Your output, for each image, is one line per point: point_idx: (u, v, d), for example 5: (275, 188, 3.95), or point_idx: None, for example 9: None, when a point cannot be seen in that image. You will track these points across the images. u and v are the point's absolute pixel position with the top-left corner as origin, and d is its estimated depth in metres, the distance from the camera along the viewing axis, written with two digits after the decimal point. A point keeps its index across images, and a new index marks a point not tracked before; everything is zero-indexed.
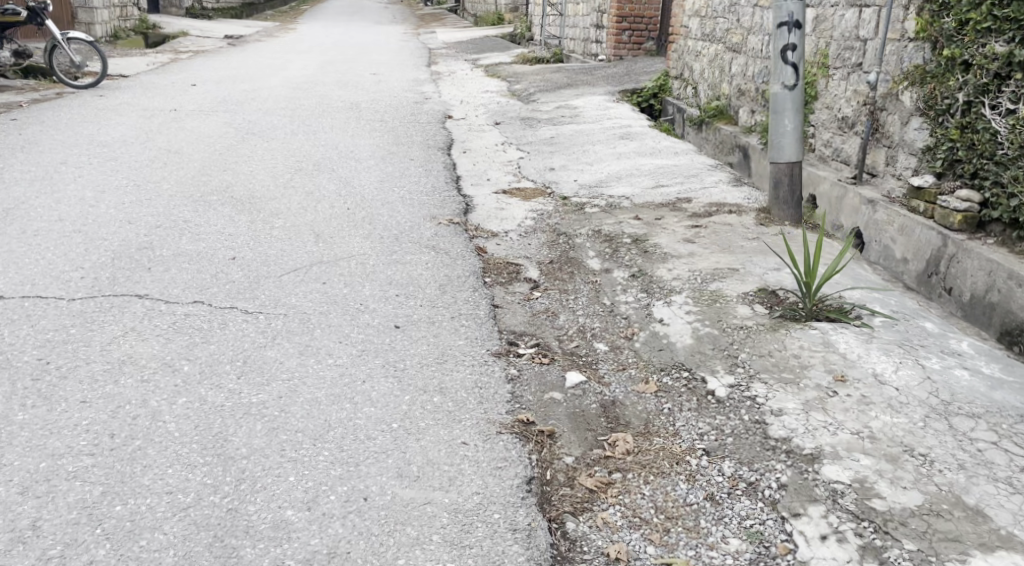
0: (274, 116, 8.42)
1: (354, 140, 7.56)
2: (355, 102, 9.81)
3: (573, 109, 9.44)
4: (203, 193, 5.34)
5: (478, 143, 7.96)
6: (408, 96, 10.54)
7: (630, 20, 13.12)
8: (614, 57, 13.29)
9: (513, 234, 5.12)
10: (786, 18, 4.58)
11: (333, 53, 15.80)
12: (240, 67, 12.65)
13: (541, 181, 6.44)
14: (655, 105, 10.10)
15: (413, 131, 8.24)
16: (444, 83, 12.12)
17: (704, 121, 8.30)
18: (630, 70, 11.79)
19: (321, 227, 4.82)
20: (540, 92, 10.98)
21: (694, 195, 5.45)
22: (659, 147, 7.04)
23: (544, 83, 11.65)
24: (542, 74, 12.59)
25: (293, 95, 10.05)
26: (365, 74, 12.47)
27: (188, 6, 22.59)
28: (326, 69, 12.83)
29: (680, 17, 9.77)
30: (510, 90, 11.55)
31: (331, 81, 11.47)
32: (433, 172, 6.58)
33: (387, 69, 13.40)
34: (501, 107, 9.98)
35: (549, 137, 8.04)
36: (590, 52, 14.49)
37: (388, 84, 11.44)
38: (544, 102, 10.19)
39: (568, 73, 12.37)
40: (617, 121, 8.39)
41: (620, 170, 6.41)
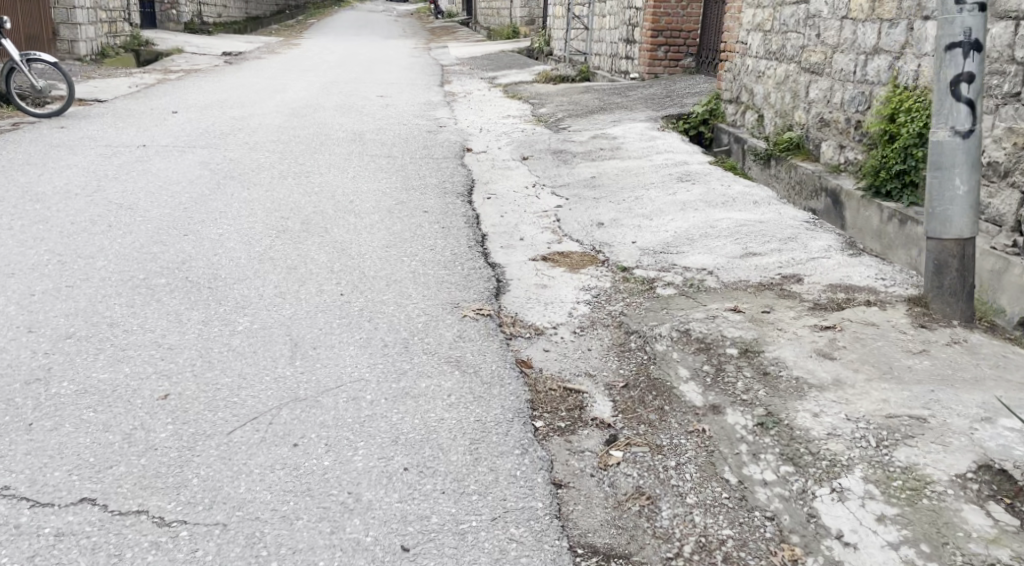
0: (262, 153, 7.11)
1: (355, 184, 6.24)
2: (359, 132, 8.51)
3: (612, 140, 8.11)
4: (149, 273, 4.03)
5: (505, 186, 6.64)
6: (419, 123, 9.24)
7: (668, 33, 11.79)
8: (648, 75, 11.98)
9: (565, 328, 3.79)
10: (964, 37, 3.25)
11: (337, 72, 14.54)
12: (233, 89, 11.39)
13: (588, 242, 5.12)
14: (705, 132, 8.76)
15: (426, 169, 6.94)
16: (460, 106, 10.82)
17: (773, 156, 6.96)
18: (671, 90, 10.45)
19: (300, 332, 3.47)
20: (570, 117, 9.66)
21: (803, 272, 4.09)
22: (732, 194, 5.71)
23: (573, 107, 10.32)
24: (569, 96, 11.26)
25: (287, 124, 8.78)
26: (372, 98, 11.18)
27: (187, 22, 21.43)
28: (329, 91, 11.58)
29: (735, 31, 8.43)
30: (535, 114, 10.25)
31: (333, 106, 10.17)
32: (454, 230, 5.26)
33: (396, 90, 12.10)
34: (526, 138, 8.66)
35: (590, 178, 6.71)
36: (619, 68, 13.19)
37: (396, 110, 10.14)
38: (577, 130, 8.87)
39: (599, 94, 11.04)
40: (670, 157, 7.05)
41: (690, 229, 5.06)
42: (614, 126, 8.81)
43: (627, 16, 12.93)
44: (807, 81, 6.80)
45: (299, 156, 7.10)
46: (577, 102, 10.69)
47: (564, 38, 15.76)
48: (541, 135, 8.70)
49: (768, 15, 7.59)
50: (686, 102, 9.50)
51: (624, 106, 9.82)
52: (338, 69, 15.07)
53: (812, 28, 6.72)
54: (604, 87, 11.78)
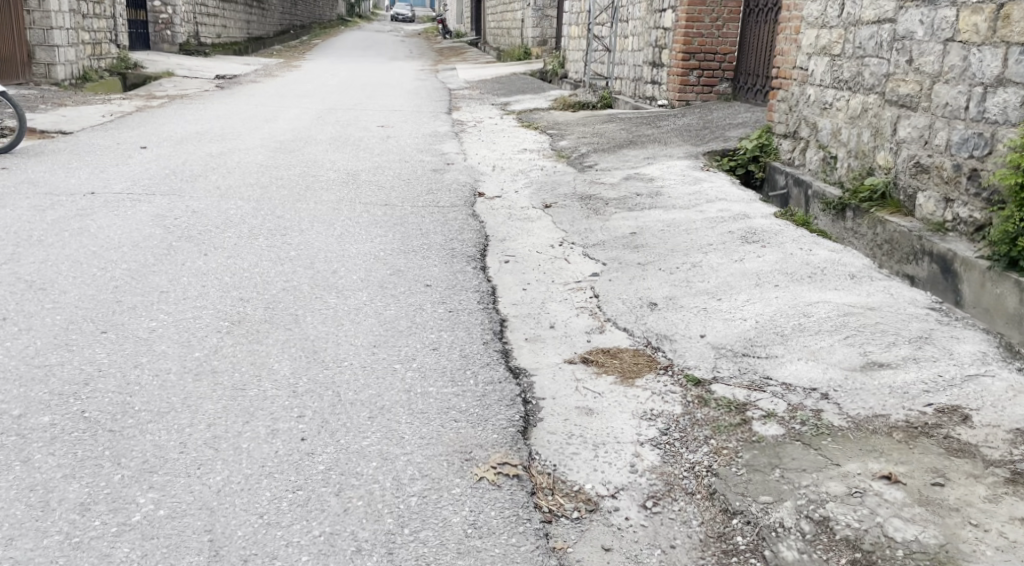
0: (234, 202, 5.94)
1: (341, 246, 5.04)
2: (354, 172, 7.35)
3: (651, 182, 6.91)
4: (28, 407, 2.82)
5: (526, 246, 5.44)
6: (424, 160, 8.08)
7: (701, 57, 10.64)
8: (678, 102, 10.84)
9: (626, 497, 2.58)
10: None
11: (335, 97, 13.42)
12: (218, 119, 10.25)
13: (640, 333, 3.91)
14: (755, 172, 7.57)
15: (430, 222, 5.77)
16: (470, 138, 9.66)
17: (849, 207, 5.84)
18: (708, 121, 9.29)
19: (224, 525, 2.35)
20: (597, 152, 8.48)
21: (965, 406, 2.91)
22: (819, 264, 4.52)
23: (597, 140, 9.15)
24: (590, 127, 10.09)
25: (272, 161, 7.63)
26: (371, 128, 10.04)
27: (182, 42, 20.36)
28: (325, 121, 10.44)
29: (793, 56, 7.27)
30: (556, 147, 9.10)
31: (327, 139, 9.03)
32: (465, 315, 4.06)
33: (398, 119, 10.97)
34: (546, 179, 7.47)
35: (630, 235, 5.50)
36: (644, 93, 12.07)
37: (398, 143, 8.99)
38: (607, 168, 7.68)
39: (625, 125, 9.88)
40: (724, 207, 5.85)
41: (777, 319, 3.84)
42: (650, 164, 7.61)
43: (654, 37, 11.80)
44: (895, 118, 5.63)
45: (277, 206, 5.90)
46: (602, 133, 9.52)
47: (582, 60, 14.63)
48: (565, 176, 7.52)
49: (840, 39, 6.44)
50: (729, 136, 8.33)
51: (658, 140, 8.65)
52: (337, 94, 13.94)
53: (904, 55, 5.56)
54: (630, 116, 10.62)
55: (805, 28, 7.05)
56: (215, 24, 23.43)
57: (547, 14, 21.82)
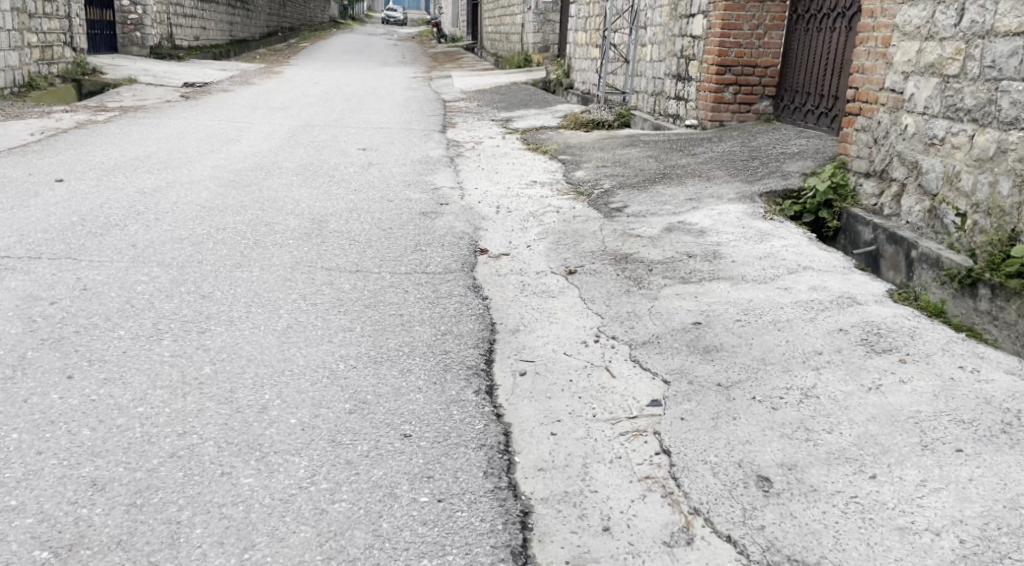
0: (148, 270, 4.41)
1: (282, 355, 3.49)
2: (321, 217, 5.81)
3: (702, 238, 5.36)
4: None
5: (550, 346, 3.89)
6: (410, 198, 6.55)
7: (738, 70, 9.10)
8: (711, 123, 9.30)
9: None
10: None
11: (312, 111, 11.90)
12: (169, 139, 8.71)
13: (757, 553, 2.38)
14: (828, 220, 5.99)
15: (415, 304, 4.23)
16: (467, 166, 8.13)
17: (990, 284, 4.27)
18: (755, 149, 7.74)
19: None
20: (623, 189, 6.93)
21: None
22: (1001, 405, 3.00)
23: (620, 171, 7.61)
24: (610, 154, 8.54)
25: (218, 201, 6.11)
26: (350, 152, 8.51)
27: (153, 45, 18.91)
28: (295, 143, 8.91)
29: (881, 74, 5.74)
30: (571, 179, 7.56)
31: (296, 168, 7.51)
32: (461, 506, 2.51)
33: (383, 139, 9.44)
34: (564, 229, 5.92)
35: (693, 326, 3.95)
36: (667, 111, 10.55)
37: (380, 174, 7.46)
38: (640, 213, 6.12)
39: (652, 152, 8.33)
40: (814, 283, 4.30)
41: (993, 539, 2.38)
42: (694, 208, 6.05)
43: (680, 47, 10.28)
44: None
45: (206, 277, 4.37)
46: (627, 163, 7.98)
47: (593, 71, 13.10)
48: (587, 224, 5.96)
49: (959, 56, 4.92)
50: (787, 169, 6.79)
51: (697, 174, 7.09)
52: (317, 107, 12.41)
53: None
54: (655, 139, 9.08)
55: (900, 40, 5.54)
56: (193, 26, 21.91)
57: (550, 18, 20.35)
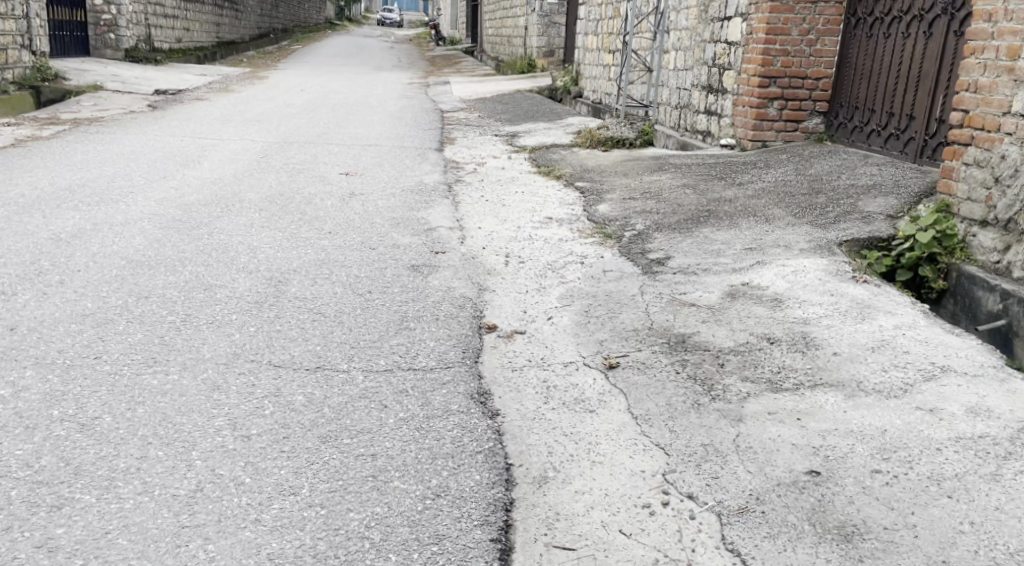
0: (20, 373, 3.18)
1: (174, 560, 2.26)
2: (280, 277, 4.54)
3: (781, 313, 4.05)
4: None
5: (596, 514, 2.58)
6: (397, 245, 5.31)
7: (785, 82, 7.83)
8: (752, 144, 8.04)
9: None
10: None
11: (293, 124, 10.65)
12: (118, 162, 7.51)
13: None
14: (933, 279, 4.66)
15: (397, 432, 2.94)
16: (468, 198, 6.89)
17: None
18: (814, 179, 6.44)
19: None
20: (661, 232, 5.62)
21: None
22: None
23: (654, 206, 6.31)
24: (637, 183, 7.24)
25: (152, 248, 4.90)
26: (330, 179, 7.23)
27: (128, 48, 17.91)
28: (267, 166, 7.69)
29: (1003, 95, 4.51)
30: (593, 216, 6.30)
31: (260, 201, 6.24)
32: None
33: (370, 160, 8.20)
34: (593, 291, 4.61)
35: (810, 479, 2.65)
36: (699, 127, 9.32)
37: (362, 210, 6.18)
38: (689, 270, 4.81)
39: (688, 180, 7.03)
40: (970, 405, 3.02)
41: None
42: (759, 264, 4.75)
43: (716, 55, 8.97)
44: None
45: (98, 389, 3.09)
46: (659, 194, 6.68)
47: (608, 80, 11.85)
48: (622, 285, 4.66)
49: None
50: (865, 207, 5.50)
51: (751, 212, 5.78)
52: (299, 119, 11.15)
53: None
54: (688, 164, 7.78)
55: None
56: (174, 27, 20.90)
57: (555, 21, 19.05)
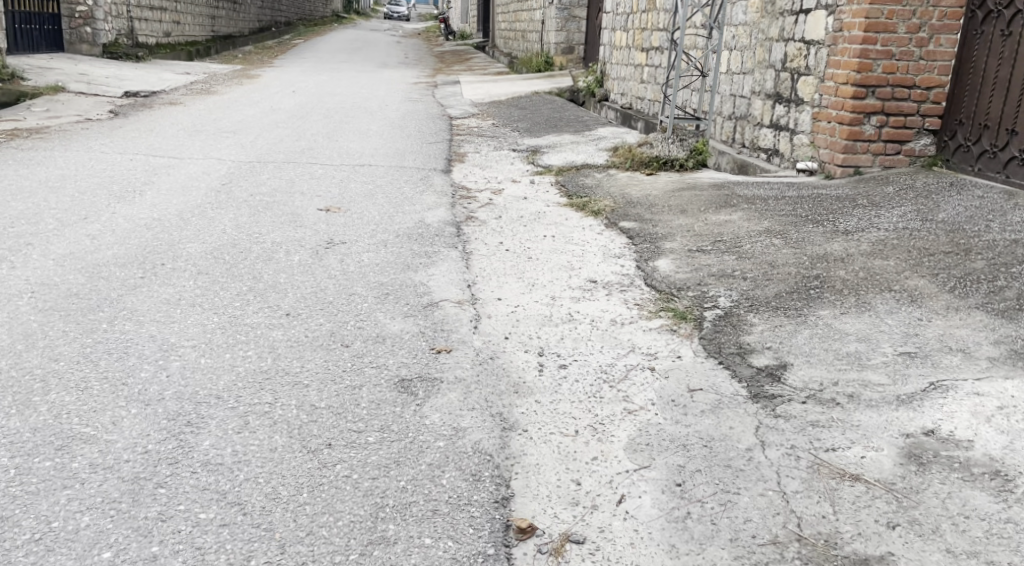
0: None
1: None
2: (190, 416, 2.91)
3: (1019, 507, 2.46)
4: None
5: None
6: (380, 337, 3.72)
7: (884, 91, 6.21)
8: (840, 170, 6.39)
9: None
10: None
11: (274, 136, 9.07)
12: (36, 191, 5.96)
13: None
14: None
15: None
16: (481, 248, 5.29)
17: None
18: (951, 228, 4.78)
19: None
20: (758, 312, 3.97)
21: None
22: None
23: (735, 266, 4.65)
24: (701, 227, 5.59)
25: (17, 350, 3.34)
26: (303, 221, 5.62)
27: (106, 42, 16.53)
28: (227, 199, 6.12)
29: None
30: (653, 279, 4.67)
31: (200, 258, 4.65)
32: None
33: (359, 190, 6.62)
34: (681, 433, 2.96)
35: None
36: (765, 144, 7.68)
37: (338, 273, 4.57)
38: (824, 393, 3.15)
39: (771, 225, 5.37)
40: None
41: None
42: (934, 387, 3.10)
43: (787, 55, 7.29)
44: None
45: None
46: (736, 245, 5.03)
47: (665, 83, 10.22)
48: (725, 421, 3.00)
49: None
50: None
51: (882, 282, 4.13)
52: (282, 130, 9.53)
53: None
54: (763, 197, 6.12)
55: None
56: (162, 20, 19.38)
57: (575, 14, 17.36)
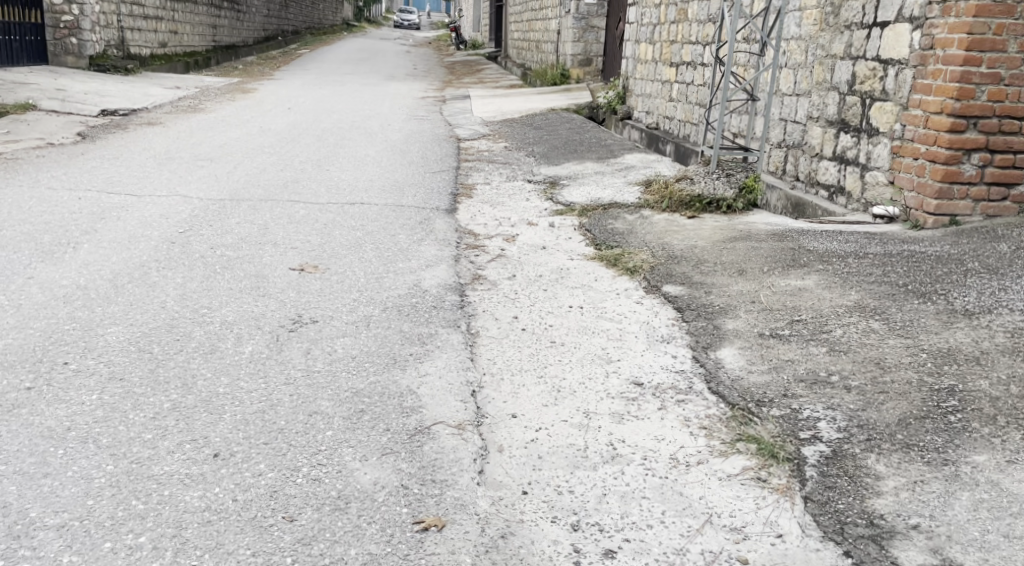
0: None
1: None
2: None
3: None
4: None
5: None
6: (342, 500, 2.60)
7: (988, 124, 5.19)
8: (931, 218, 5.30)
9: None
10: None
11: (256, 164, 7.98)
12: None
13: None
14: None
15: None
16: (490, 328, 4.16)
17: None
18: None
19: None
20: (881, 450, 2.81)
21: None
22: None
23: (828, 364, 3.49)
24: (768, 296, 4.43)
25: None
26: (267, 289, 4.50)
27: (93, 56, 15.54)
28: (180, 254, 5.03)
29: None
30: (716, 380, 3.53)
31: (121, 353, 3.56)
32: None
33: (344, 241, 5.52)
34: None
35: None
36: (827, 179, 6.50)
37: (300, 377, 3.45)
38: None
39: (860, 297, 4.21)
40: None
41: None
42: None
43: (856, 75, 6.13)
44: None
45: None
46: (822, 329, 3.87)
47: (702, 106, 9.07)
48: None
49: None
50: None
51: None
52: (266, 157, 8.44)
53: None
54: (839, 253, 4.96)
55: None
56: (158, 30, 18.39)
57: (593, 24, 16.24)
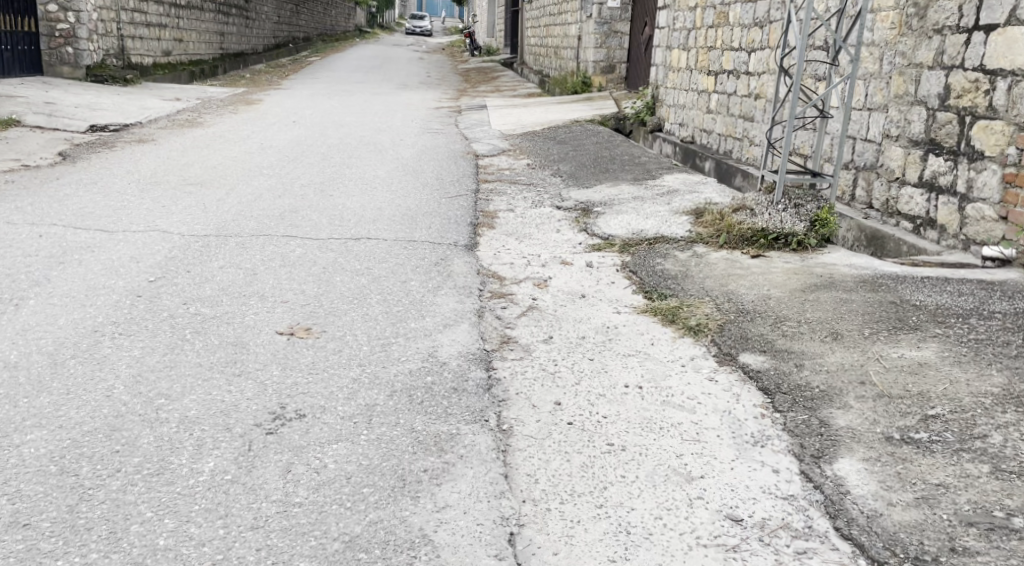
0: None
1: None
2: None
3: None
4: None
5: None
6: None
7: None
8: None
9: None
10: None
11: (252, 189, 7.10)
12: None
13: None
14: None
15: None
16: (529, 422, 3.21)
17: None
18: None
19: None
20: None
21: None
22: None
23: (1002, 494, 2.63)
24: (880, 374, 3.48)
25: None
26: (246, 365, 3.58)
27: (91, 65, 14.72)
28: (145, 313, 4.13)
29: None
30: (841, 516, 2.59)
31: (34, 479, 2.65)
32: None
33: (345, 290, 4.61)
34: None
35: None
36: (910, 208, 5.52)
37: (274, 515, 2.54)
38: None
39: (1007, 382, 3.28)
40: None
41: None
42: None
43: (951, 89, 5.17)
44: None
45: None
46: (974, 435, 2.93)
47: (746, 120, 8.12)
48: None
49: None
50: None
51: None
52: (264, 179, 7.55)
53: None
54: (955, 312, 4.02)
55: None
56: (162, 39, 17.59)
57: (617, 29, 15.29)
